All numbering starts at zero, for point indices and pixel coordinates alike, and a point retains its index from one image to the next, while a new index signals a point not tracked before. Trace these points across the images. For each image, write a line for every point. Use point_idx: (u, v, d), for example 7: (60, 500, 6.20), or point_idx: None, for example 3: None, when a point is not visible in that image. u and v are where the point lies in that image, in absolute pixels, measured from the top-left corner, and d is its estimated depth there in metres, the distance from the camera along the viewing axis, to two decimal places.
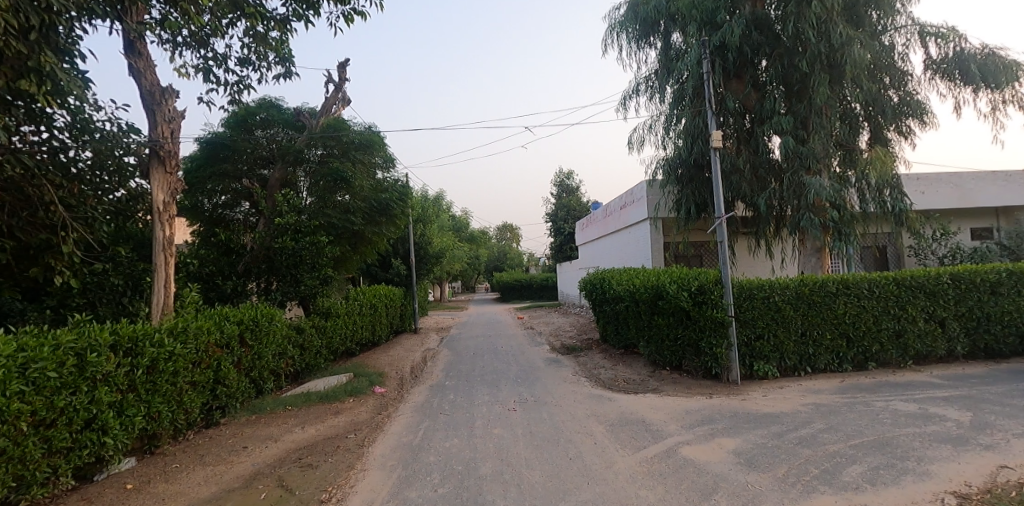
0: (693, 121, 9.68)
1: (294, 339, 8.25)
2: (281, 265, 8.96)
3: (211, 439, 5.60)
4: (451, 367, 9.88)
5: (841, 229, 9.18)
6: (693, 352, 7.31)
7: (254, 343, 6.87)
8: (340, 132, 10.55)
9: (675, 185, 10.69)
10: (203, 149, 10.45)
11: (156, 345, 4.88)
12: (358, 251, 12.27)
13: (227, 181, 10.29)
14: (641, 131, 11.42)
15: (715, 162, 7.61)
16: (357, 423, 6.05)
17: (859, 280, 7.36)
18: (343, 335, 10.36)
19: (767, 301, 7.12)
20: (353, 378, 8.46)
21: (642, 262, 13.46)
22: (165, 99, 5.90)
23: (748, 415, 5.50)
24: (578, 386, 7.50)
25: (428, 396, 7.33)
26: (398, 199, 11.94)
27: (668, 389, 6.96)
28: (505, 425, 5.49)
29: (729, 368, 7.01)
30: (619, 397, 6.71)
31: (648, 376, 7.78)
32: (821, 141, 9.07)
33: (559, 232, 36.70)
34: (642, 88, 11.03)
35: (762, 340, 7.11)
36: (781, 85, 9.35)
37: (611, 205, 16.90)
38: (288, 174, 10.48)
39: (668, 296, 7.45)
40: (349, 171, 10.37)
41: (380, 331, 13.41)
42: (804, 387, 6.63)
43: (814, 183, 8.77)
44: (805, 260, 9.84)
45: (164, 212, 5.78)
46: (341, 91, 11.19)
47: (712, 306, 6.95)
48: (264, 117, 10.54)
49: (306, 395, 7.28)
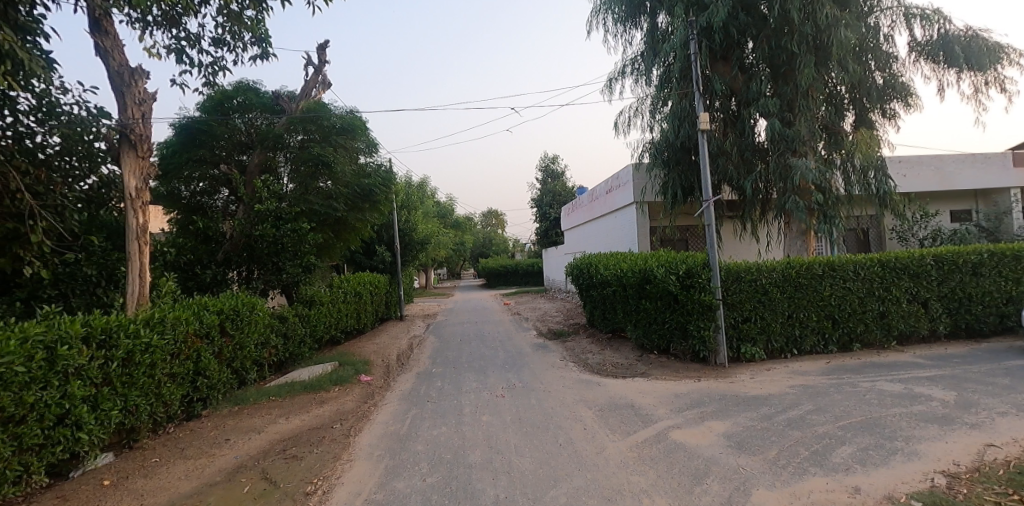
0: (680, 103, 9.61)
1: (277, 328, 8.09)
2: (261, 253, 8.73)
3: (192, 432, 5.47)
4: (438, 354, 9.81)
5: (827, 212, 9.19)
6: (681, 336, 7.32)
7: (235, 332, 6.71)
8: (321, 116, 10.24)
9: (662, 169, 10.62)
10: (177, 133, 10.06)
11: (131, 337, 4.69)
12: (341, 238, 12.05)
13: (204, 167, 9.92)
14: (628, 114, 11.31)
15: (702, 145, 7.50)
16: (343, 413, 5.96)
17: (845, 262, 7.41)
18: (327, 323, 10.21)
19: (755, 284, 7.14)
20: (339, 367, 8.35)
21: (628, 247, 13.47)
22: (135, 80, 5.53)
23: (736, 398, 5.53)
24: (566, 371, 7.49)
25: (416, 384, 7.26)
26: (382, 185, 11.71)
27: (656, 373, 6.99)
28: (494, 412, 5.44)
29: (717, 352, 7.05)
30: (607, 381, 6.71)
31: (636, 360, 7.79)
32: (807, 124, 9.06)
33: (546, 217, 36.62)
34: (628, 70, 10.87)
35: (749, 322, 7.14)
36: (768, 67, 9.26)
37: (598, 189, 16.82)
38: (267, 160, 10.09)
39: (655, 280, 7.41)
40: (331, 155, 10.09)
41: (366, 319, 13.27)
42: (790, 369, 6.70)
43: (800, 165, 8.78)
44: (791, 243, 9.89)
45: (136, 199, 5.54)
46: (321, 74, 10.83)
47: (700, 290, 6.93)
48: (242, 101, 10.22)
49: (290, 385, 7.16)
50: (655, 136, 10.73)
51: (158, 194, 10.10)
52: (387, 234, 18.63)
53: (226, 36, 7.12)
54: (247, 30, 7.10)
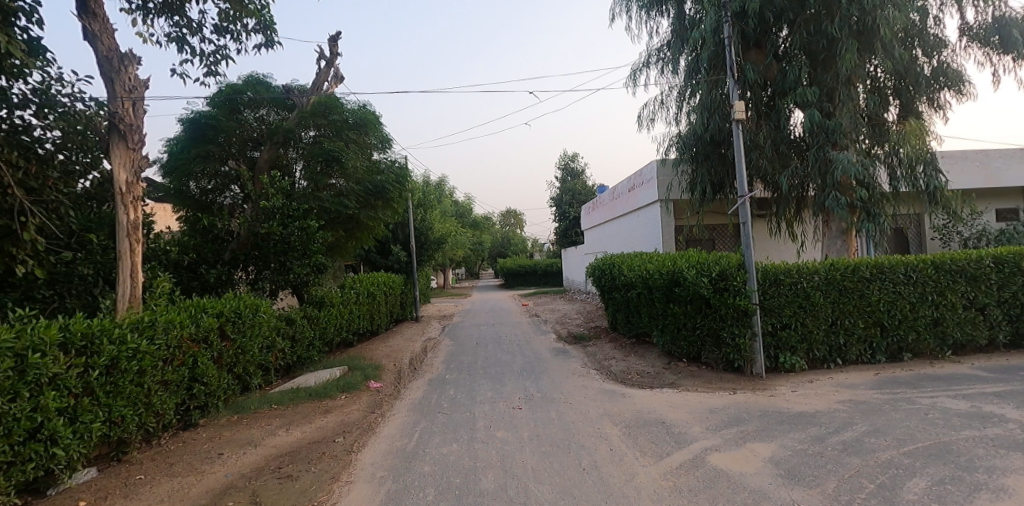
0: (710, 94, 9.02)
1: (283, 331, 7.77)
2: (269, 253, 8.37)
3: (186, 444, 5.12)
4: (452, 359, 9.40)
5: (870, 209, 8.48)
6: (713, 343, 6.76)
7: (237, 336, 6.36)
8: (332, 110, 9.91)
9: (689, 164, 10.02)
10: (186, 129, 9.78)
11: (116, 342, 4.35)
12: (354, 237, 11.70)
13: (212, 163, 9.57)
14: (651, 107, 10.76)
15: (736, 136, 6.86)
16: (347, 424, 5.54)
17: (894, 263, 6.74)
18: (338, 325, 9.88)
19: (795, 288, 6.52)
20: (348, 371, 7.97)
21: (651, 247, 12.87)
22: (125, 65, 5.29)
23: (779, 415, 4.95)
24: (587, 380, 6.97)
25: (426, 392, 6.80)
26: (394, 182, 11.33)
27: (686, 384, 6.43)
28: (509, 428, 4.96)
29: (752, 361, 6.47)
30: (633, 393, 6.18)
31: (663, 368, 7.24)
32: (848, 115, 8.37)
33: (564, 217, 36.04)
34: (652, 61, 10.29)
35: (787, 330, 6.54)
36: (805, 53, 8.57)
37: (619, 187, 16.25)
38: (277, 157, 9.78)
39: (684, 282, 6.85)
40: (341, 149, 9.71)
41: (379, 321, 12.93)
42: (836, 382, 6.07)
43: (841, 159, 8.09)
44: (829, 243, 9.19)
45: (127, 193, 5.21)
46: (333, 67, 10.47)
47: (734, 294, 6.39)
48: (252, 96, 9.95)
49: (295, 392, 6.79)
50: (682, 129, 10.12)
51: (167, 192, 9.84)
52: (403, 234, 18.29)
53: (228, 23, 6.80)
54: (249, 16, 6.76)
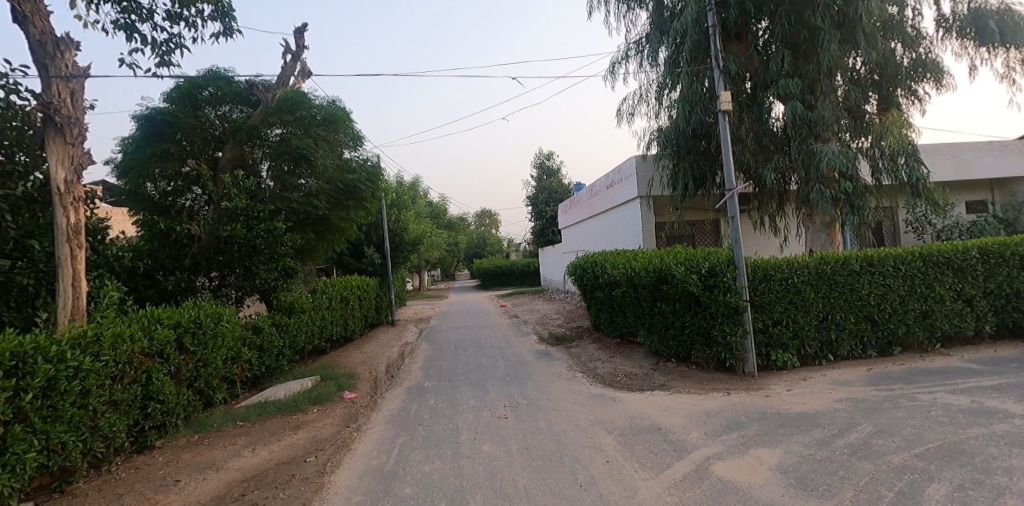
0: (691, 86, 8.83)
1: (250, 340, 7.26)
2: (233, 257, 7.81)
3: (139, 470, 4.56)
4: (431, 364, 8.99)
5: (854, 202, 8.39)
6: (703, 342, 6.52)
7: (197, 348, 5.83)
8: (300, 106, 9.35)
9: (671, 159, 9.83)
10: (140, 127, 9.10)
11: (53, 361, 3.79)
12: (325, 239, 11.16)
13: (170, 162, 8.92)
14: (631, 101, 10.55)
15: (722, 128, 6.59)
16: (320, 441, 5.11)
17: (883, 255, 6.65)
18: (309, 332, 9.37)
19: (786, 283, 6.35)
20: (321, 382, 7.48)
21: (633, 244, 12.69)
22: (61, 51, 4.77)
23: (779, 418, 4.74)
24: (574, 383, 6.67)
25: (405, 403, 6.39)
26: (367, 181, 10.83)
27: (677, 385, 6.19)
28: (496, 440, 4.60)
29: (744, 360, 6.26)
30: (624, 396, 5.90)
31: (651, 369, 6.99)
32: (831, 107, 8.22)
33: (542, 216, 35.85)
34: (631, 53, 10.04)
35: (779, 326, 6.36)
36: (787, 45, 8.44)
37: (597, 184, 16.07)
38: (242, 155, 9.20)
39: (672, 279, 6.60)
40: (310, 147, 9.16)
41: (353, 326, 12.40)
42: (830, 379, 5.92)
43: (826, 151, 7.98)
44: (814, 236, 9.10)
45: (66, 193, 4.64)
46: (300, 61, 9.93)
47: (725, 291, 6.16)
48: (213, 91, 9.40)
49: (263, 406, 6.29)
50: (663, 124, 9.93)
51: (123, 194, 9.17)
52: (376, 235, 17.70)
53: (182, 10, 6.28)
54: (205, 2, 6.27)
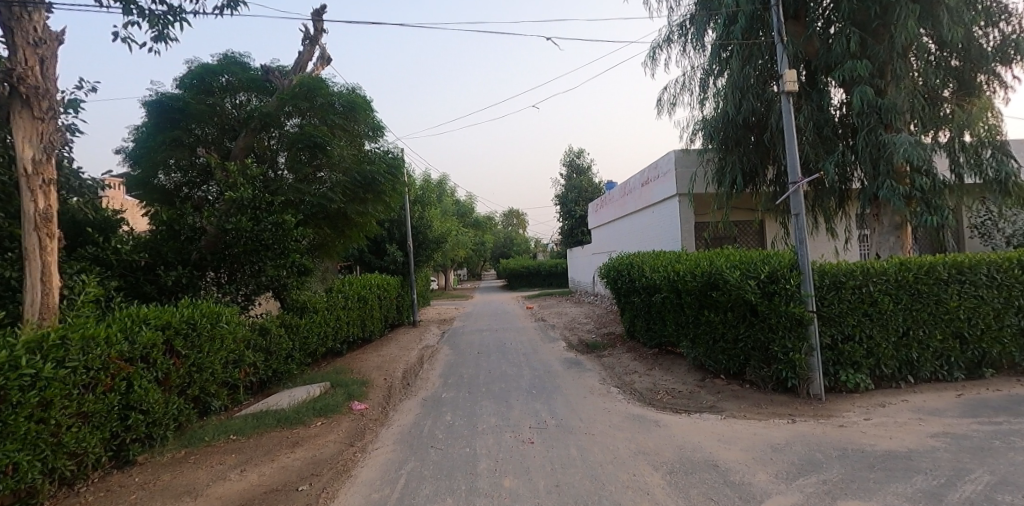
0: (742, 71, 7.95)
1: (254, 343, 6.73)
2: (238, 252, 7.23)
3: (114, 493, 4.03)
4: (450, 371, 8.33)
5: (931, 200, 7.33)
6: (760, 358, 5.65)
7: (190, 352, 5.31)
8: (316, 92, 8.80)
9: (717, 151, 8.91)
10: (150, 114, 8.66)
11: (3, 369, 3.23)
12: (343, 235, 10.62)
13: (180, 151, 8.48)
14: (672, 90, 9.70)
15: (786, 111, 5.62)
16: (318, 463, 4.48)
17: (976, 261, 5.62)
18: (323, 333, 8.84)
19: (859, 292, 5.44)
20: (330, 389, 6.92)
21: (670, 245, 11.78)
22: (30, 12, 4.31)
23: (865, 457, 3.87)
24: (609, 401, 5.89)
25: (419, 418, 5.72)
26: (387, 173, 10.25)
27: (730, 408, 5.36)
28: (519, 473, 3.88)
29: (809, 379, 5.40)
30: (668, 420, 5.09)
31: (696, 386, 6.17)
32: (904, 92, 7.22)
33: (570, 215, 34.92)
34: (673, 37, 9.17)
35: (850, 343, 5.46)
36: (854, 23, 7.44)
37: (631, 182, 15.16)
38: (255, 145, 8.72)
39: (724, 285, 5.73)
40: (326, 136, 8.57)
41: (372, 327, 11.85)
42: (915, 407, 4.98)
43: (900, 140, 6.96)
44: (880, 239, 8.04)
45: (34, 174, 4.20)
46: (319, 47, 9.40)
47: (787, 299, 5.30)
48: (228, 80, 8.94)
49: (261, 417, 5.72)
50: (708, 113, 9.04)
51: (135, 184, 8.81)
52: (399, 232, 17.13)
53: None
54: None
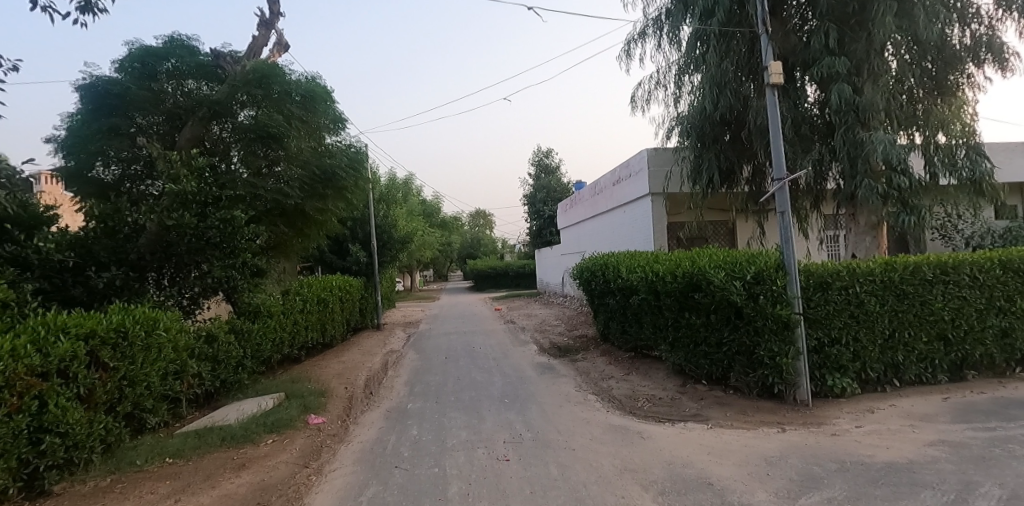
0: (720, 66, 7.75)
1: (198, 352, 6.07)
2: (179, 251, 6.51)
3: None
4: (417, 379, 7.83)
5: (908, 200, 7.29)
6: (745, 363, 5.39)
7: (121, 363, 4.61)
8: (271, 79, 8.17)
9: (694, 150, 8.70)
10: (84, 99, 7.82)
11: None
12: (301, 233, 9.96)
13: (119, 141, 7.69)
14: (647, 86, 9.48)
15: (771, 105, 5.37)
16: (266, 490, 3.92)
17: (958, 261, 5.53)
18: (278, 339, 8.20)
19: (845, 293, 5.25)
20: (284, 401, 6.33)
21: (643, 246, 11.59)
22: None
23: (866, 471, 3.62)
24: (588, 410, 5.53)
25: (382, 433, 5.20)
26: (348, 168, 9.67)
27: (715, 416, 5.07)
28: (496, 499, 3.45)
29: (795, 384, 5.17)
30: (653, 431, 4.76)
31: (677, 392, 5.88)
32: (881, 91, 7.16)
33: (540, 215, 34.73)
34: (649, 32, 8.94)
35: (836, 346, 5.27)
36: (833, 19, 7.34)
37: (602, 182, 14.99)
38: (202, 134, 8.02)
39: (707, 287, 5.43)
40: (282, 126, 7.91)
41: (332, 331, 11.21)
42: (904, 413, 4.82)
43: (879, 139, 6.88)
44: (856, 240, 8.00)
45: None
46: (275, 32, 8.75)
47: (773, 301, 5.05)
48: (174, 64, 8.15)
49: (206, 435, 5.11)
50: (684, 110, 8.85)
51: (68, 177, 7.96)
52: (362, 231, 16.39)
53: None
54: None
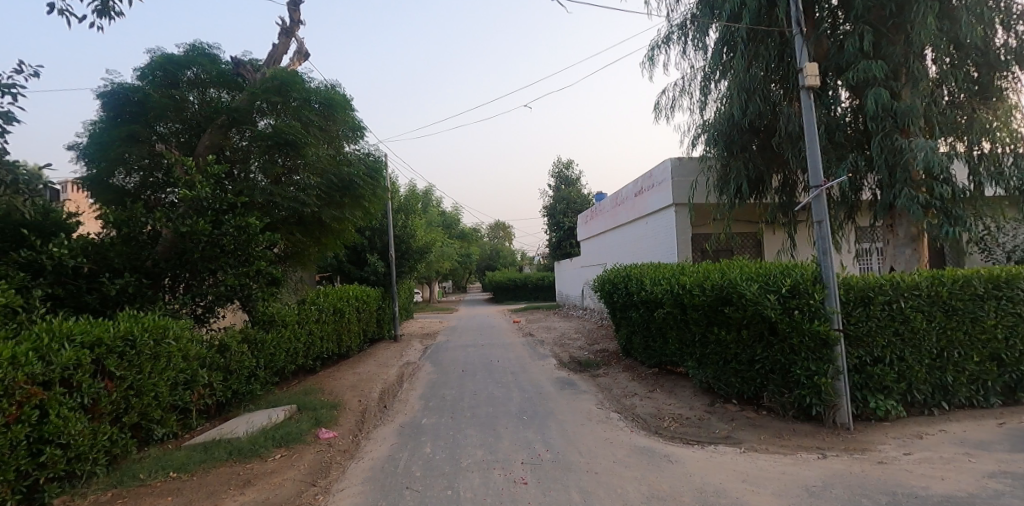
0: (747, 72, 7.49)
1: (210, 361, 5.96)
2: (194, 258, 6.44)
3: None
4: (432, 392, 7.61)
5: (950, 209, 6.87)
6: (780, 382, 5.04)
7: (128, 372, 4.50)
8: (291, 86, 8.20)
9: (720, 158, 8.41)
10: (107, 107, 7.90)
11: None
12: (319, 242, 9.89)
13: (140, 148, 7.72)
14: (670, 93, 9.24)
15: (807, 109, 5.09)
16: None
17: (1013, 275, 5.12)
18: (292, 349, 8.07)
19: (889, 309, 4.89)
20: (295, 413, 6.16)
21: (665, 257, 11.25)
22: None
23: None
24: (611, 429, 5.23)
25: (394, 449, 4.98)
26: (366, 177, 9.59)
27: (748, 438, 4.73)
28: None
29: (835, 407, 4.80)
30: (681, 454, 4.44)
31: (706, 412, 5.54)
32: (919, 96, 6.81)
33: (559, 227, 34.44)
34: (673, 38, 8.74)
35: (880, 365, 4.90)
36: (867, 22, 7.04)
37: (622, 192, 14.73)
38: (220, 142, 8.04)
39: (739, 300, 5.12)
40: (300, 134, 7.88)
41: (348, 342, 11.07)
42: (958, 439, 4.42)
43: (918, 145, 6.52)
44: (895, 252, 7.57)
45: None
46: (296, 40, 8.78)
47: (810, 316, 4.72)
48: (196, 73, 8.22)
49: (213, 447, 4.95)
50: (709, 118, 8.58)
51: (89, 184, 8.01)
52: (380, 241, 16.33)
53: None
54: None
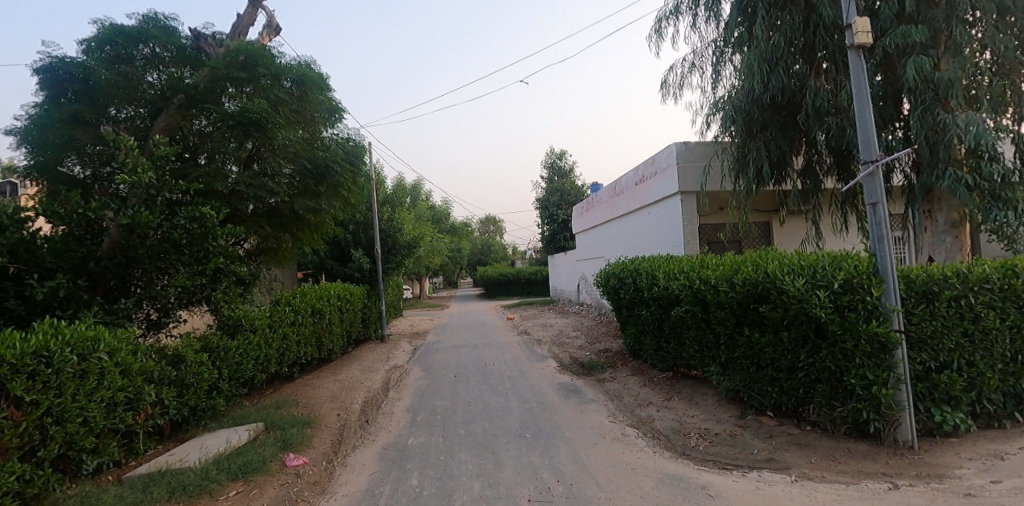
0: (769, 41, 6.74)
1: (159, 375, 5.11)
2: (140, 256, 5.55)
3: None
4: (420, 403, 6.79)
5: (999, 191, 6.16)
6: (829, 393, 4.28)
7: (44, 395, 3.64)
8: (258, 61, 7.22)
9: (736, 139, 7.64)
10: (47, 84, 6.92)
11: None
12: (294, 237, 8.99)
13: (84, 130, 6.77)
14: (680, 70, 8.45)
15: (857, 71, 4.29)
16: None
17: None
18: (264, 355, 7.21)
19: (957, 306, 4.11)
20: (262, 433, 5.34)
21: (671, 249, 10.48)
22: None
23: None
24: (630, 451, 4.45)
25: (375, 482, 4.16)
26: (344, 163, 8.73)
27: (797, 462, 3.98)
28: None
29: (896, 422, 4.08)
30: (720, 484, 3.69)
31: (737, 427, 4.80)
32: (964, 64, 6.08)
33: (552, 220, 33.65)
34: (683, 8, 7.95)
35: (946, 372, 4.15)
36: None
37: (622, 181, 13.95)
38: (179, 125, 7.11)
39: (778, 297, 4.37)
40: (266, 112, 6.84)
41: (329, 346, 10.20)
42: None
43: (968, 118, 5.82)
44: (934, 240, 6.88)
45: None
46: (265, 10, 7.85)
47: (866, 316, 3.99)
48: (152, 49, 7.30)
49: (158, 480, 4.13)
50: (724, 95, 7.80)
51: (27, 172, 7.03)
52: (365, 235, 15.40)
53: None
54: None
